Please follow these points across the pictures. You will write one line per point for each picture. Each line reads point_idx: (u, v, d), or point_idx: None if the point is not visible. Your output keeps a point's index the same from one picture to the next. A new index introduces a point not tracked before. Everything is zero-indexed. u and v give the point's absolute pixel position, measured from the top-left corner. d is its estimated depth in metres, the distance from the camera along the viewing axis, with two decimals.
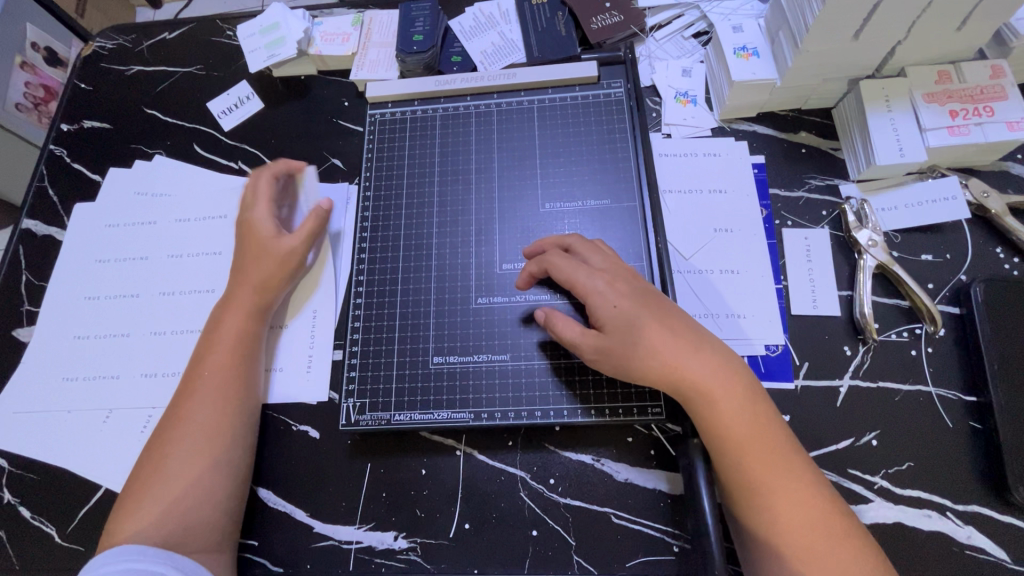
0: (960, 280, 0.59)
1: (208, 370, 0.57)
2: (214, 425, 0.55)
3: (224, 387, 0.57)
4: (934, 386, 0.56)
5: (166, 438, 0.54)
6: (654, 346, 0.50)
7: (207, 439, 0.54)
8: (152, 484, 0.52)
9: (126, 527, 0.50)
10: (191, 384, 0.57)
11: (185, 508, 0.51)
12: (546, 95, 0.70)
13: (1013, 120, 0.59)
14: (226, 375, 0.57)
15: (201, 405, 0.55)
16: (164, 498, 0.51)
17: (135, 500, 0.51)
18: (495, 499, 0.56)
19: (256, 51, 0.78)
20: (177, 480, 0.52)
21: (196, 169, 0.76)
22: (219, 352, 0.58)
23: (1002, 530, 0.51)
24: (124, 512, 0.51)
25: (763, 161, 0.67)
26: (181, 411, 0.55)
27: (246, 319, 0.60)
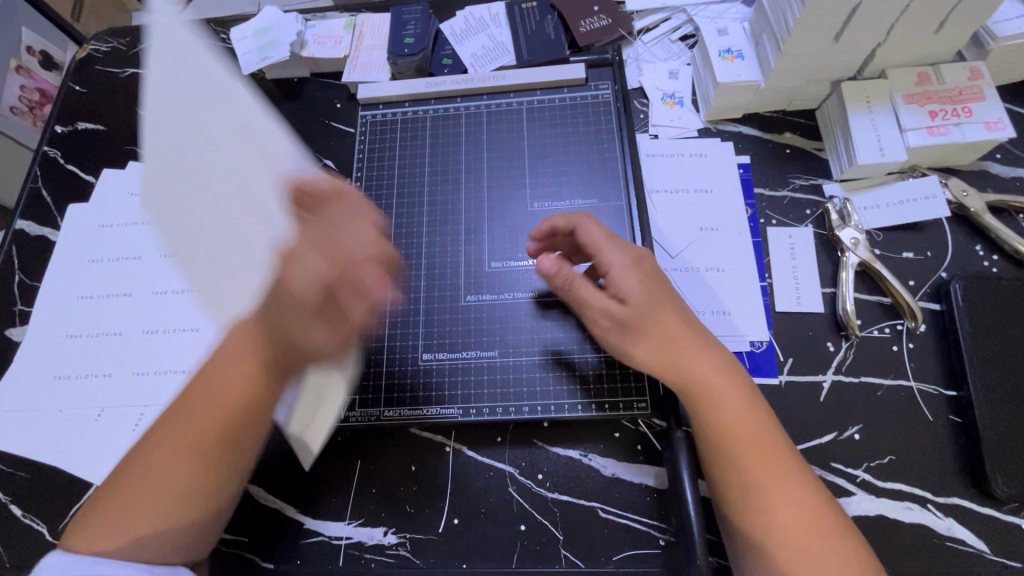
0: (940, 277, 0.60)
1: (216, 395, 0.49)
2: (202, 463, 0.48)
3: (223, 429, 0.48)
4: (915, 380, 0.57)
5: (153, 458, 0.47)
6: (669, 334, 0.51)
7: (194, 479, 0.47)
8: (120, 502, 0.46)
9: (88, 533, 0.45)
10: (194, 401, 0.49)
11: (161, 537, 0.46)
12: (535, 97, 0.71)
13: (991, 121, 0.60)
14: (230, 415, 0.49)
15: (192, 432, 0.48)
16: (133, 519, 0.45)
17: (102, 509, 0.46)
18: (484, 495, 0.57)
19: (249, 53, 0.78)
20: (151, 508, 0.46)
21: None
22: (209, 394, 0.49)
23: (982, 522, 0.52)
24: (90, 517, 0.46)
25: (748, 161, 0.68)
26: (169, 434, 0.48)
27: (251, 373, 0.49)
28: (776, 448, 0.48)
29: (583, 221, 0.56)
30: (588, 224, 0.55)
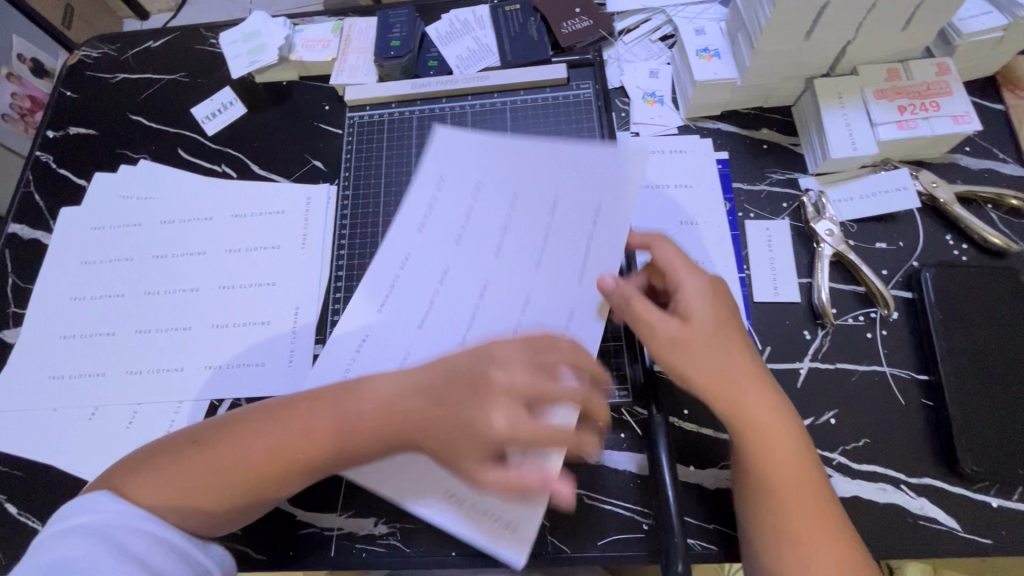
0: (912, 266, 0.62)
1: (310, 417, 0.50)
2: (263, 477, 0.49)
3: (296, 455, 0.49)
4: (889, 365, 0.59)
5: (225, 445, 0.49)
6: (738, 362, 0.49)
7: (252, 488, 0.49)
8: (177, 475, 0.48)
9: (138, 488, 0.48)
10: (289, 412, 0.51)
11: (198, 512, 0.48)
12: (518, 97, 0.72)
13: (958, 114, 0.62)
14: (309, 447, 0.49)
15: (265, 443, 0.49)
16: (180, 496, 0.48)
17: (158, 474, 0.48)
18: None
19: (238, 57, 0.80)
20: (203, 493, 0.48)
21: (180, 172, 0.78)
22: (374, 421, 0.50)
23: (953, 500, 0.54)
24: (145, 472, 0.49)
25: (726, 156, 0.70)
26: (245, 432, 0.50)
27: (413, 411, 0.49)
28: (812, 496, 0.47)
29: (658, 241, 0.55)
30: (664, 245, 0.54)
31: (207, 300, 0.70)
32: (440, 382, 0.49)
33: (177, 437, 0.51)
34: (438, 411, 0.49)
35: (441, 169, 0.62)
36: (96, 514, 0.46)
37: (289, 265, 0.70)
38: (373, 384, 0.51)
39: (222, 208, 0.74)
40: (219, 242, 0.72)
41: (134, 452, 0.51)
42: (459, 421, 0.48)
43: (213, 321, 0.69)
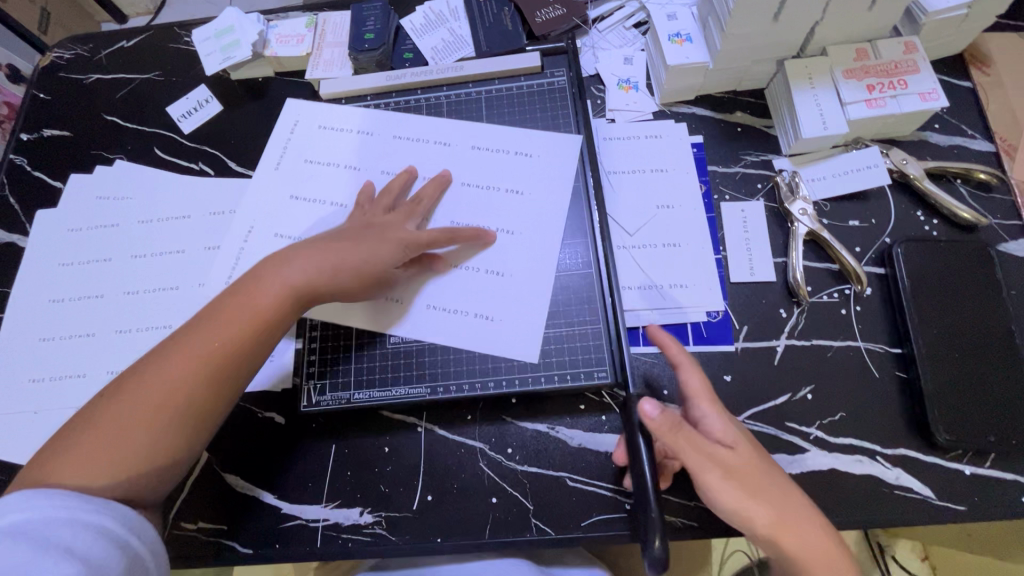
0: (884, 242, 0.63)
1: (212, 325, 0.52)
2: (187, 389, 0.50)
3: (212, 357, 0.51)
4: (863, 340, 0.60)
5: (140, 373, 0.51)
6: (779, 487, 0.47)
7: (184, 409, 0.50)
8: (103, 430, 0.48)
9: (65, 470, 0.47)
10: (191, 330, 0.52)
11: (122, 455, 0.48)
12: (493, 86, 0.73)
13: (925, 92, 0.63)
14: (219, 344, 0.51)
15: (176, 362, 0.50)
16: (113, 446, 0.48)
17: (81, 445, 0.48)
18: (456, 470, 0.59)
19: (211, 54, 0.79)
20: (137, 431, 0.48)
21: (157, 171, 0.77)
22: (274, 304, 0.54)
23: (927, 469, 0.55)
24: (64, 449, 0.48)
25: (701, 140, 0.70)
26: (155, 362, 0.51)
27: (308, 274, 0.55)
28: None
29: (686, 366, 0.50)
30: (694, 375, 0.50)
31: (186, 298, 0.69)
32: (339, 234, 0.59)
33: (87, 407, 0.51)
34: (337, 266, 0.56)
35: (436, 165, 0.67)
36: (28, 507, 0.43)
37: None
38: (265, 280, 0.54)
39: (199, 205, 0.74)
40: (197, 240, 0.72)
41: (46, 444, 0.50)
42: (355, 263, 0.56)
43: None
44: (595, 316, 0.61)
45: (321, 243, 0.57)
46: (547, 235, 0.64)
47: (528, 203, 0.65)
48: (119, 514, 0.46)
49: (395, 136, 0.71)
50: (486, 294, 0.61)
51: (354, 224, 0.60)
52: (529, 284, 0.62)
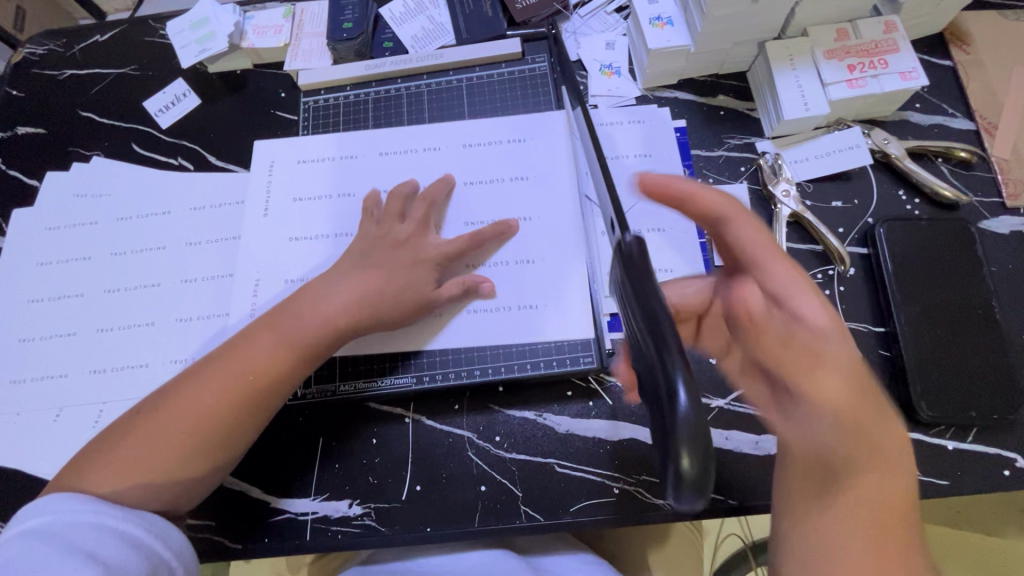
0: (867, 223, 0.64)
1: (246, 356, 0.53)
2: (218, 417, 0.51)
3: (253, 384, 0.52)
4: (847, 320, 0.60)
5: (182, 391, 0.52)
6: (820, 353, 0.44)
7: (214, 437, 0.51)
8: (135, 451, 0.49)
9: (98, 482, 0.48)
10: (225, 356, 0.54)
11: (159, 474, 0.49)
12: (474, 74, 0.72)
13: (905, 71, 0.63)
14: (251, 377, 0.52)
15: (210, 390, 0.52)
16: (144, 466, 0.49)
17: (115, 460, 0.49)
18: (444, 460, 0.59)
19: (187, 46, 0.78)
20: (167, 453, 0.50)
21: (135, 167, 0.76)
22: (315, 333, 0.55)
23: (910, 446, 0.55)
24: (98, 462, 0.49)
25: (684, 124, 0.70)
26: (190, 387, 0.52)
27: (346, 302, 0.56)
28: (878, 495, 0.40)
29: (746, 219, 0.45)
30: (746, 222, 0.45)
31: (168, 295, 0.69)
32: (365, 257, 0.59)
33: (121, 421, 0.52)
34: (372, 297, 0.57)
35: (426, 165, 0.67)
36: (60, 511, 0.45)
37: None
38: (307, 309, 0.56)
39: (179, 201, 0.73)
40: (178, 236, 0.71)
41: (83, 450, 0.51)
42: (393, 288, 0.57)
43: (176, 316, 0.68)
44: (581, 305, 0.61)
45: (355, 271, 0.58)
46: (549, 232, 0.63)
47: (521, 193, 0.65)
48: (145, 519, 0.47)
49: (381, 153, 0.69)
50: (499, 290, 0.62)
51: (378, 243, 0.60)
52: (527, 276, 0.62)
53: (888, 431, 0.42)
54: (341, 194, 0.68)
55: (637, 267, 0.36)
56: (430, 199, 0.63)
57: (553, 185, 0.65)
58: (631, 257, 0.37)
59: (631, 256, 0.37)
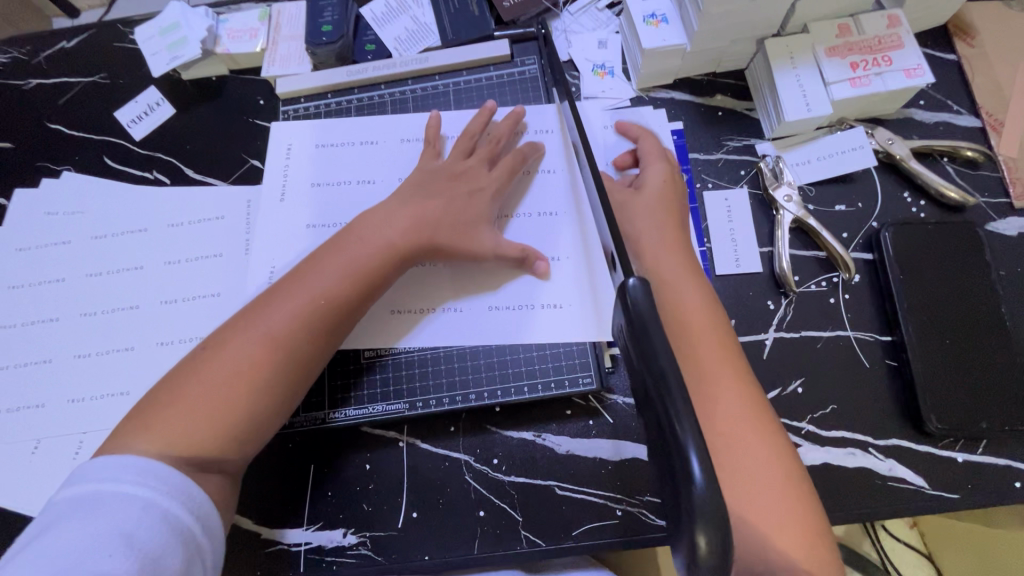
0: (871, 227, 0.62)
1: (311, 282, 0.53)
2: (290, 346, 0.51)
3: (317, 314, 0.52)
4: (853, 330, 0.58)
5: (248, 319, 0.52)
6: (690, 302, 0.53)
7: (287, 365, 0.51)
8: (206, 387, 0.49)
9: (169, 428, 0.47)
10: (289, 286, 0.53)
11: (229, 403, 0.49)
12: (461, 78, 0.69)
13: (910, 68, 0.61)
14: (323, 302, 0.52)
15: (280, 318, 0.51)
16: (217, 401, 0.48)
17: (185, 401, 0.48)
18: (441, 485, 0.57)
19: (158, 54, 0.74)
20: (241, 385, 0.49)
21: (108, 182, 0.73)
22: (376, 260, 0.54)
23: (920, 460, 0.54)
24: (167, 406, 0.48)
25: (681, 127, 0.67)
26: (255, 319, 0.52)
27: (406, 231, 0.56)
28: (753, 405, 0.49)
29: (655, 164, 0.61)
30: (654, 167, 0.61)
31: (148, 317, 0.66)
32: (423, 188, 0.59)
33: (185, 362, 0.51)
34: (430, 227, 0.56)
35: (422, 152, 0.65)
36: (107, 479, 0.44)
37: (233, 275, 0.67)
38: (367, 239, 0.55)
39: (156, 217, 0.70)
40: (156, 254, 0.68)
41: (143, 400, 0.50)
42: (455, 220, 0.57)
43: (157, 340, 0.65)
44: None
45: (412, 201, 0.58)
46: (561, 234, 0.61)
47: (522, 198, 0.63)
48: (188, 497, 0.45)
49: (404, 139, 0.66)
50: (523, 292, 0.59)
51: (434, 176, 0.60)
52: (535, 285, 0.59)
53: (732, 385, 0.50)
54: (359, 180, 0.64)
55: (647, 323, 0.33)
56: (474, 133, 0.63)
57: (553, 188, 0.63)
58: (641, 311, 0.34)
59: (642, 315, 0.34)
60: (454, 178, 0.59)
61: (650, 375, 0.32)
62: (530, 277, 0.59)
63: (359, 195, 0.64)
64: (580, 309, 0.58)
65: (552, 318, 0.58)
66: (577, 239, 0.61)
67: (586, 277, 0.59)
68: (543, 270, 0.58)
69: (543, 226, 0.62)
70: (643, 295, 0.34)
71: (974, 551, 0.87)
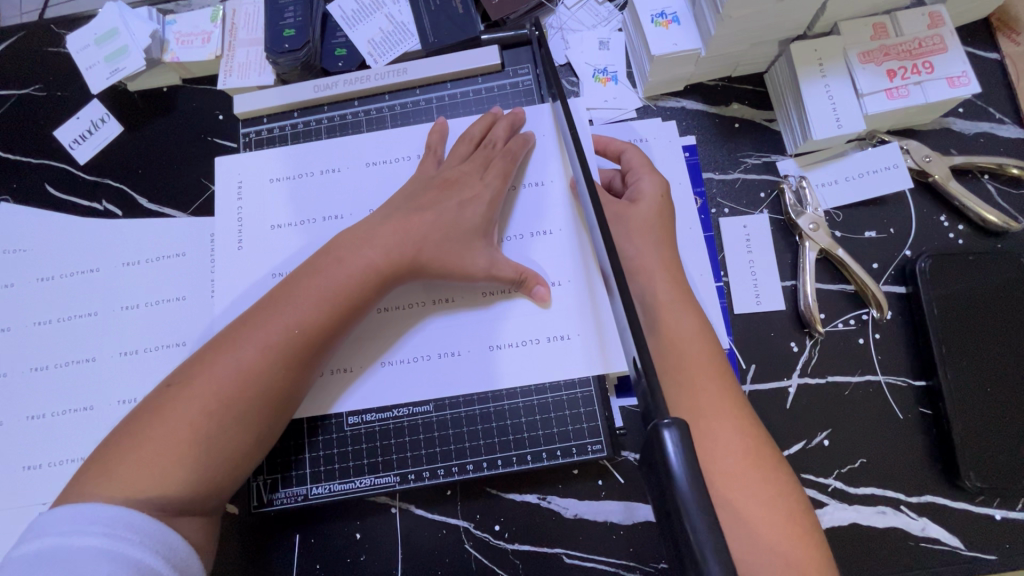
0: (904, 256, 0.56)
1: (286, 308, 0.47)
2: (265, 380, 0.45)
3: (291, 343, 0.46)
4: (884, 374, 0.53)
5: (216, 348, 0.46)
6: (680, 330, 0.47)
7: (261, 400, 0.45)
8: (172, 426, 0.43)
9: (129, 476, 0.41)
10: (261, 313, 0.47)
11: (197, 445, 0.43)
12: (444, 91, 0.61)
13: (953, 75, 0.53)
14: (299, 331, 0.46)
15: (252, 348, 0.45)
16: (184, 444, 0.43)
17: (147, 444, 0.42)
18: (439, 555, 0.52)
19: (94, 66, 0.65)
20: (210, 424, 0.43)
21: (53, 214, 0.64)
22: (358, 286, 0.48)
23: (956, 517, 0.50)
24: (128, 450, 0.42)
25: (694, 142, 0.60)
26: (224, 350, 0.45)
27: (390, 253, 0.49)
28: (755, 448, 0.44)
29: (651, 175, 0.54)
30: (649, 178, 0.54)
31: (106, 371, 0.59)
32: (409, 199, 0.52)
33: (150, 398, 0.45)
34: (414, 244, 0.50)
35: (407, 150, 0.59)
36: (70, 532, 0.38)
37: (199, 322, 0.60)
38: (343, 262, 0.48)
39: (108, 254, 0.62)
40: (112, 298, 0.61)
41: (105, 441, 0.44)
42: (443, 236, 0.50)
43: (118, 397, 0.58)
44: (585, 377, 0.52)
45: (394, 215, 0.51)
46: (561, 256, 0.54)
47: (512, 214, 0.55)
48: (164, 545, 0.40)
49: (369, 163, 0.59)
50: (518, 320, 0.52)
51: (426, 184, 0.53)
52: (530, 313, 0.52)
53: (735, 421, 0.44)
54: (325, 216, 0.58)
55: (687, 510, 0.24)
56: (476, 138, 0.56)
57: (548, 202, 0.56)
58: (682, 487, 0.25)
59: (683, 503, 0.24)
60: (449, 184, 0.53)
61: (688, 562, 0.24)
62: (526, 301, 0.53)
63: (328, 233, 0.58)
64: (585, 341, 0.51)
65: (555, 352, 0.51)
66: (575, 257, 0.54)
67: (587, 301, 0.52)
68: (542, 295, 0.51)
69: (536, 251, 0.54)
70: (688, 480, 0.25)
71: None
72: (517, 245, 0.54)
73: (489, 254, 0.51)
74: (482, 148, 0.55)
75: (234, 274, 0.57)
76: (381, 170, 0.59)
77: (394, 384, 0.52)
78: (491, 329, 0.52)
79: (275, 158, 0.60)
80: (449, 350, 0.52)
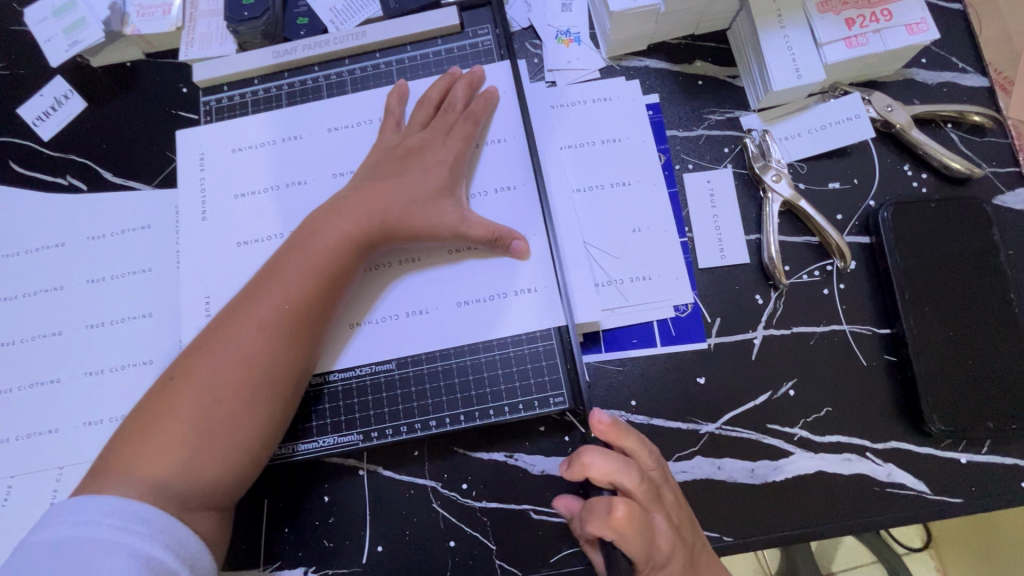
0: (868, 207, 0.56)
1: (275, 288, 0.47)
2: (263, 362, 0.45)
3: (284, 323, 0.46)
4: (849, 324, 0.53)
5: (216, 337, 0.46)
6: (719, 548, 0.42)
7: (266, 382, 0.45)
8: (180, 416, 0.43)
9: (144, 465, 0.42)
10: (252, 296, 0.47)
11: (206, 429, 0.43)
12: (405, 53, 0.60)
13: (912, 23, 0.53)
14: (290, 311, 0.46)
15: (250, 332, 0.46)
16: (197, 430, 0.43)
17: (158, 435, 0.43)
18: (407, 514, 0.52)
19: (54, 40, 0.65)
20: (221, 410, 0.44)
21: (16, 190, 0.64)
22: (335, 254, 0.48)
23: (921, 463, 0.50)
24: (141, 442, 0.42)
25: (657, 100, 0.60)
26: (224, 336, 0.46)
27: (360, 217, 0.49)
28: None
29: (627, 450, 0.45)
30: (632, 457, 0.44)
31: (72, 345, 0.59)
32: (375, 169, 0.52)
33: (151, 394, 0.45)
34: (384, 208, 0.50)
35: (369, 113, 0.59)
36: (82, 523, 0.38)
37: (165, 292, 0.59)
38: (320, 232, 0.49)
39: (74, 229, 0.62)
40: (78, 272, 0.61)
41: (113, 439, 0.44)
42: (410, 196, 0.50)
43: (83, 369, 0.58)
44: (547, 331, 0.52)
45: (364, 184, 0.51)
46: (525, 211, 0.54)
47: (475, 171, 0.55)
48: (175, 540, 0.40)
49: (330, 129, 0.59)
50: (481, 276, 0.53)
51: (391, 153, 0.53)
52: (494, 269, 0.53)
53: None
54: (290, 183, 0.58)
55: None
56: (434, 102, 0.55)
57: (509, 159, 0.55)
58: None
59: None
60: (411, 146, 0.53)
61: None
62: (487, 257, 0.53)
63: (291, 200, 0.57)
64: (546, 294, 0.52)
65: (519, 305, 0.52)
66: (537, 212, 0.54)
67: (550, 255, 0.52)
68: (520, 250, 0.51)
69: (501, 204, 0.54)
70: None
71: (971, 549, 0.82)
72: (480, 202, 0.54)
73: (453, 211, 0.51)
74: (442, 113, 0.55)
75: (197, 244, 0.57)
76: (342, 135, 0.58)
77: (367, 345, 0.53)
78: (451, 283, 0.53)
79: (240, 125, 0.60)
80: (416, 308, 0.53)
